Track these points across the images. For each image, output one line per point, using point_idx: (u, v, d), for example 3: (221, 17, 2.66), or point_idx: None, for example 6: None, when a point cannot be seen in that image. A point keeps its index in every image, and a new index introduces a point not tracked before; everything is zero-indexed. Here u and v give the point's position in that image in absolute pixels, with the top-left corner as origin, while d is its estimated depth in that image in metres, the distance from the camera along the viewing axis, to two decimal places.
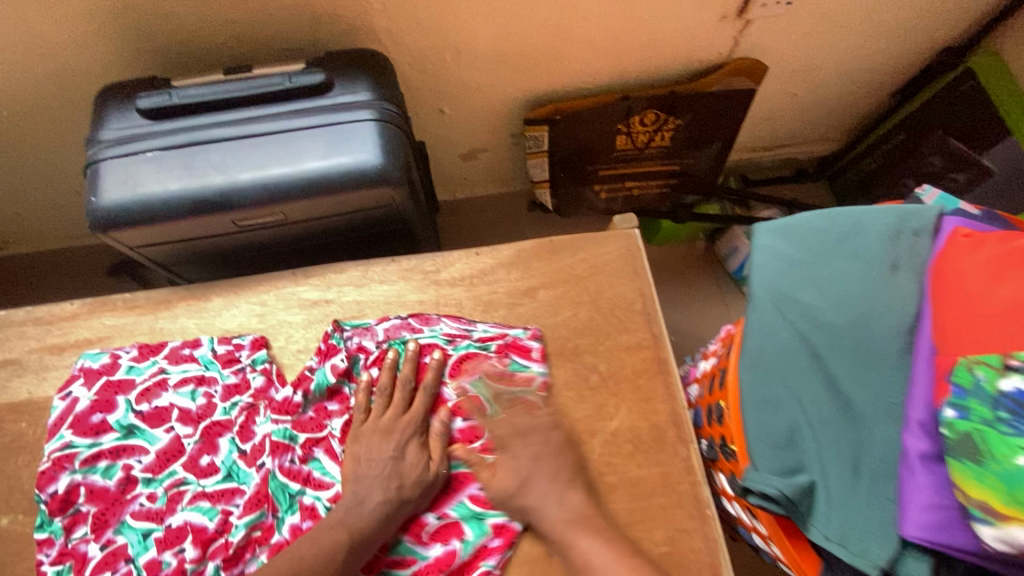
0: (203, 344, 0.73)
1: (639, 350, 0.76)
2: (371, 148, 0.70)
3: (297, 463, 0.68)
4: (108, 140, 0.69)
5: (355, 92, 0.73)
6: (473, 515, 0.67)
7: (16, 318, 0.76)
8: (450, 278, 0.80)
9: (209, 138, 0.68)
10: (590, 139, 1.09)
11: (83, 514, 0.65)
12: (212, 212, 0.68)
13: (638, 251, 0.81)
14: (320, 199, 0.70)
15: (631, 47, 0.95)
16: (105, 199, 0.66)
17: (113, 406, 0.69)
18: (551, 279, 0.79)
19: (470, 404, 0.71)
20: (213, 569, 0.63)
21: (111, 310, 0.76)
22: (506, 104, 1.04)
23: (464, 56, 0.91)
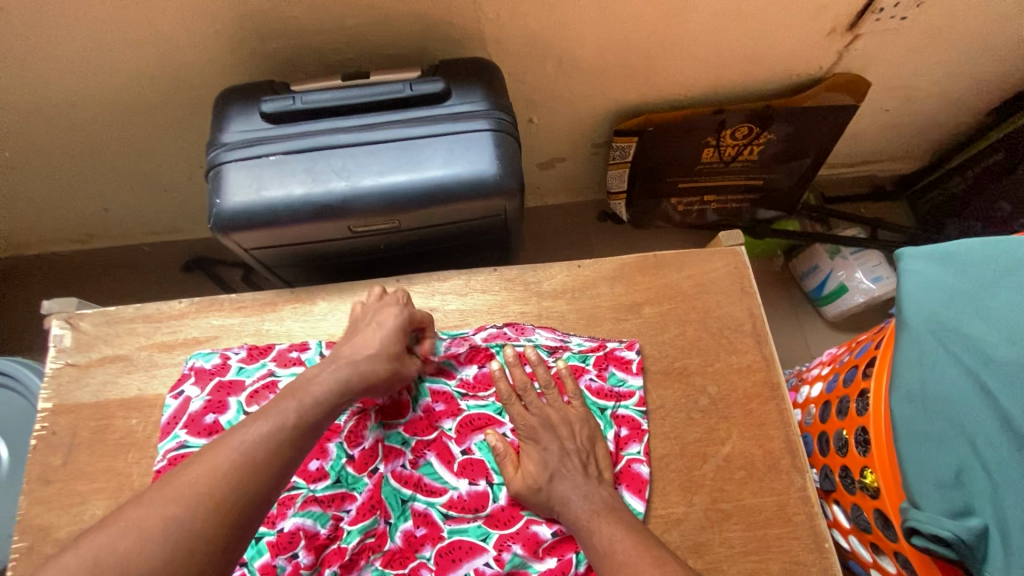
0: (311, 347, 0.73)
1: (750, 373, 0.74)
2: (488, 158, 0.70)
3: (408, 468, 0.69)
4: (232, 142, 0.69)
5: (471, 101, 0.73)
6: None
7: (126, 315, 0.76)
8: (552, 290, 0.78)
9: (332, 144, 0.69)
10: (676, 152, 1.07)
11: None
12: (332, 217, 0.68)
13: (745, 270, 0.79)
14: (436, 208, 0.70)
15: (732, 59, 0.93)
16: (230, 201, 0.67)
17: (225, 408, 0.69)
18: (656, 295, 0.77)
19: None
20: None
21: (218, 310, 0.77)
22: (596, 114, 1.02)
23: (564, 66, 0.90)
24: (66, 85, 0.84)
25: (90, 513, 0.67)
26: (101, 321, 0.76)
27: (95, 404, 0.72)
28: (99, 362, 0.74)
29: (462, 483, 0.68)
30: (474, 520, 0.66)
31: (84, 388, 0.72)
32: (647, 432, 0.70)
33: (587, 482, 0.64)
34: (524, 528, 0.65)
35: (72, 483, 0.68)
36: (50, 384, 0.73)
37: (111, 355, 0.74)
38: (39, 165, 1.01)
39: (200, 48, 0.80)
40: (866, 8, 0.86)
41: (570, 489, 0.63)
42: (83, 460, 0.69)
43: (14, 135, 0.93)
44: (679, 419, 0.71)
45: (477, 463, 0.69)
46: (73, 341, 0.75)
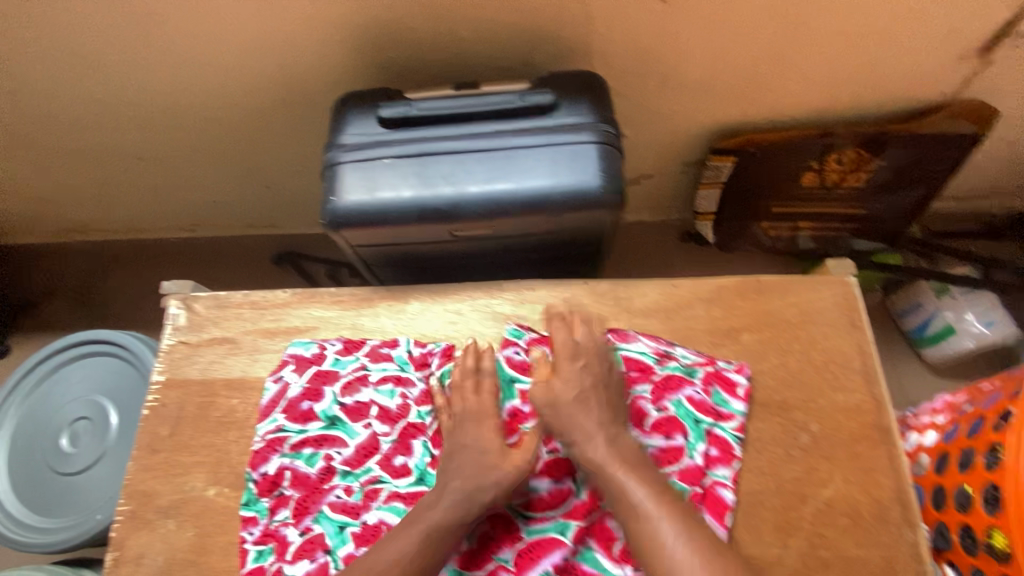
0: (400, 345, 0.75)
1: (859, 413, 0.69)
2: (594, 170, 0.70)
3: None
4: (349, 144, 0.73)
5: (579, 114, 0.73)
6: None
7: (235, 300, 0.80)
8: (644, 308, 0.76)
9: (442, 150, 0.71)
10: (773, 175, 1.03)
11: (286, 497, 0.68)
12: (437, 220, 0.70)
13: (855, 302, 0.75)
14: (538, 217, 0.71)
15: (845, 80, 0.89)
16: (344, 199, 0.70)
17: (321, 396, 0.72)
18: (756, 322, 0.74)
19: (673, 425, 0.68)
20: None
21: (318, 302, 0.80)
22: (693, 132, 1.00)
23: (667, 82, 0.89)
24: (198, 85, 0.91)
25: (189, 484, 0.71)
26: (212, 304, 0.81)
27: (202, 381, 0.76)
28: (208, 342, 0.78)
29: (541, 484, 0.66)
30: (552, 517, 0.65)
31: (194, 365, 0.77)
32: (738, 459, 0.67)
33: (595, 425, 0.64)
34: (601, 526, 0.64)
35: (176, 454, 0.73)
36: (165, 358, 0.78)
37: (220, 336, 0.78)
38: (163, 157, 1.09)
39: (322, 56, 0.84)
40: (1004, 32, 0.81)
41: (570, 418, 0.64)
42: (187, 434, 0.73)
43: (147, 129, 1.02)
44: (777, 455, 0.67)
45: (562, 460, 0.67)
46: (186, 321, 0.80)
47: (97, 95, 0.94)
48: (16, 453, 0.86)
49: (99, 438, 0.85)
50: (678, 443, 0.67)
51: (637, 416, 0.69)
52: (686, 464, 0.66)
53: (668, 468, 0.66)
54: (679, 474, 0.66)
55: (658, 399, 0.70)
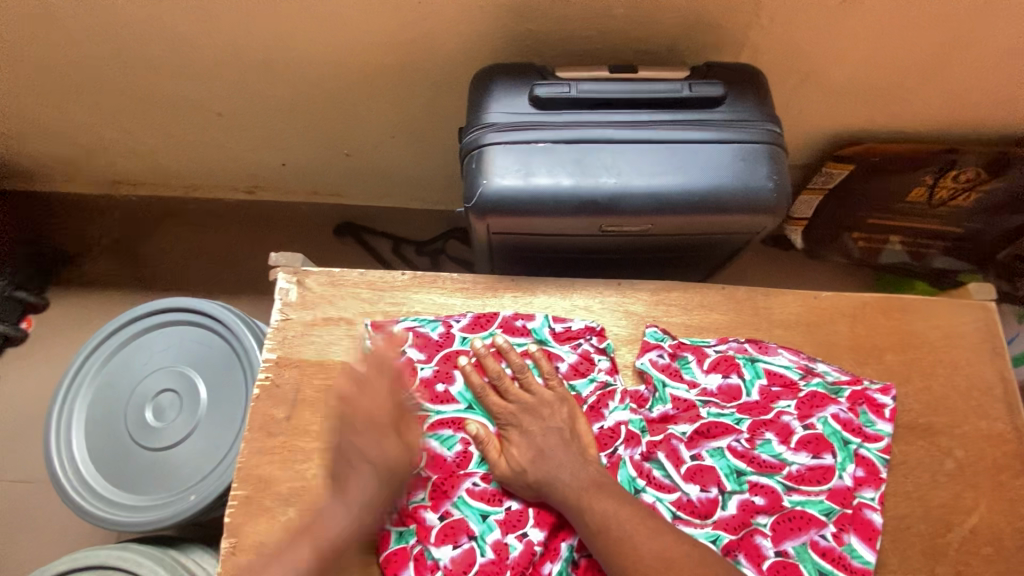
0: (538, 318, 0.73)
1: (1000, 441, 0.68)
2: (762, 174, 0.66)
3: (644, 460, 0.67)
4: (498, 123, 0.67)
5: (746, 111, 0.68)
6: (815, 567, 0.62)
7: (350, 278, 0.75)
8: (784, 319, 0.74)
9: (603, 138, 0.66)
10: (881, 188, 1.00)
11: (424, 479, 0.65)
12: (594, 214, 0.66)
13: (996, 329, 0.73)
14: (697, 217, 0.67)
15: (987, 97, 0.86)
16: (497, 183, 0.65)
17: (453, 378, 0.71)
18: (899, 342, 0.72)
19: (821, 443, 0.66)
20: (567, 549, 0.63)
21: (440, 287, 0.75)
22: (812, 137, 0.97)
23: (806, 84, 0.85)
24: (304, 41, 0.83)
25: (313, 472, 0.67)
26: (324, 281, 0.75)
27: (319, 363, 0.71)
28: (322, 322, 0.74)
29: (691, 489, 0.65)
30: (703, 526, 0.63)
31: (309, 346, 0.72)
32: (885, 481, 0.66)
33: (575, 456, 0.63)
34: (750, 541, 0.63)
35: (294, 439, 0.69)
36: (275, 336, 0.73)
37: (336, 316, 0.74)
38: (241, 114, 1.02)
39: (453, 23, 0.77)
40: None
41: (559, 466, 0.62)
42: (307, 418, 0.69)
43: (233, 81, 0.94)
44: (923, 479, 0.66)
45: (707, 470, 0.66)
46: (297, 297, 0.75)
47: (189, 40, 0.86)
48: (98, 423, 0.82)
49: (186, 414, 0.81)
50: (827, 463, 0.66)
51: (782, 434, 0.67)
52: (834, 485, 0.65)
53: (815, 488, 0.65)
54: (827, 494, 0.65)
55: (804, 415, 0.68)
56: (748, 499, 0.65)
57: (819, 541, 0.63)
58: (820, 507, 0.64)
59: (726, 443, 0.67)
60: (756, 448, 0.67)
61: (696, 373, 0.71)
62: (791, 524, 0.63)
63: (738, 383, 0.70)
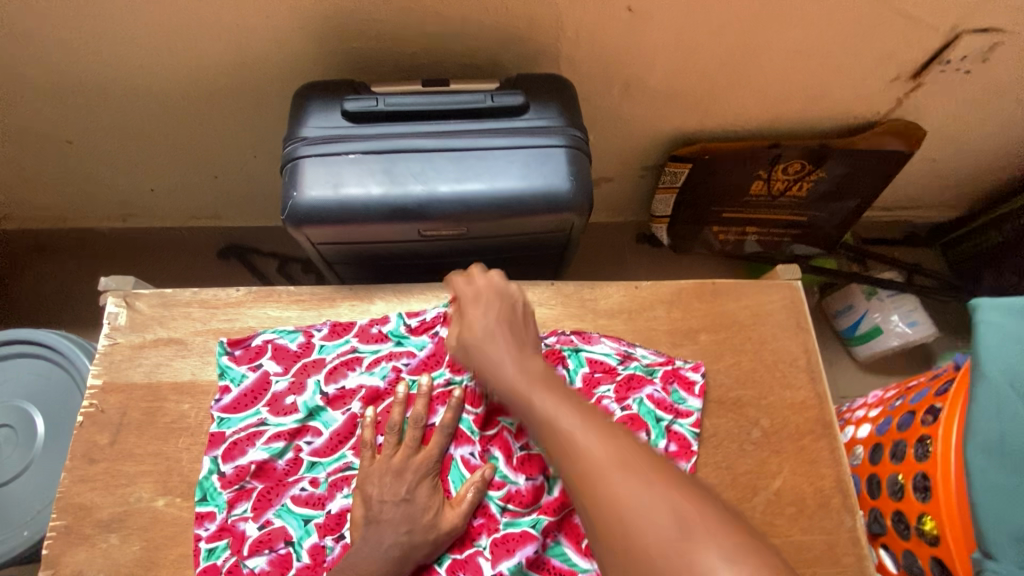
0: (392, 321, 0.74)
1: (803, 408, 0.74)
2: (563, 174, 0.70)
3: (476, 458, 0.68)
4: (311, 137, 0.70)
5: (548, 117, 0.73)
6: None
7: (182, 297, 0.75)
8: (608, 309, 0.78)
9: (410, 148, 0.69)
10: (723, 183, 1.08)
11: (248, 490, 0.65)
12: (406, 219, 0.68)
13: (802, 305, 0.79)
14: (506, 218, 0.70)
15: (793, 96, 0.94)
16: (307, 194, 0.67)
17: (303, 388, 0.70)
18: (712, 323, 0.78)
19: (636, 422, 0.70)
20: None
21: (274, 301, 0.76)
22: (653, 139, 1.03)
23: (630, 89, 0.91)
24: (136, 64, 0.84)
25: (136, 496, 0.66)
26: (157, 302, 0.75)
27: (147, 385, 0.71)
28: (153, 343, 0.73)
29: (520, 478, 0.67)
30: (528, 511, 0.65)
31: (137, 369, 0.72)
32: (694, 453, 0.70)
33: (513, 348, 0.63)
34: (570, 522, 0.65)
35: (117, 464, 0.68)
36: (101, 361, 0.72)
37: (165, 337, 0.73)
38: (94, 139, 1.01)
39: (278, 43, 0.80)
40: (933, 58, 0.86)
41: (498, 361, 0.62)
42: (132, 441, 0.69)
43: (76, 107, 0.93)
44: (731, 449, 0.71)
45: (535, 458, 0.68)
46: (128, 320, 0.74)
47: (16, 67, 0.85)
48: None
49: (22, 451, 0.78)
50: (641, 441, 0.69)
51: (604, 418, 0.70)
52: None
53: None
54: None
55: (621, 397, 0.72)
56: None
57: None
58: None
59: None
60: None
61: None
62: None
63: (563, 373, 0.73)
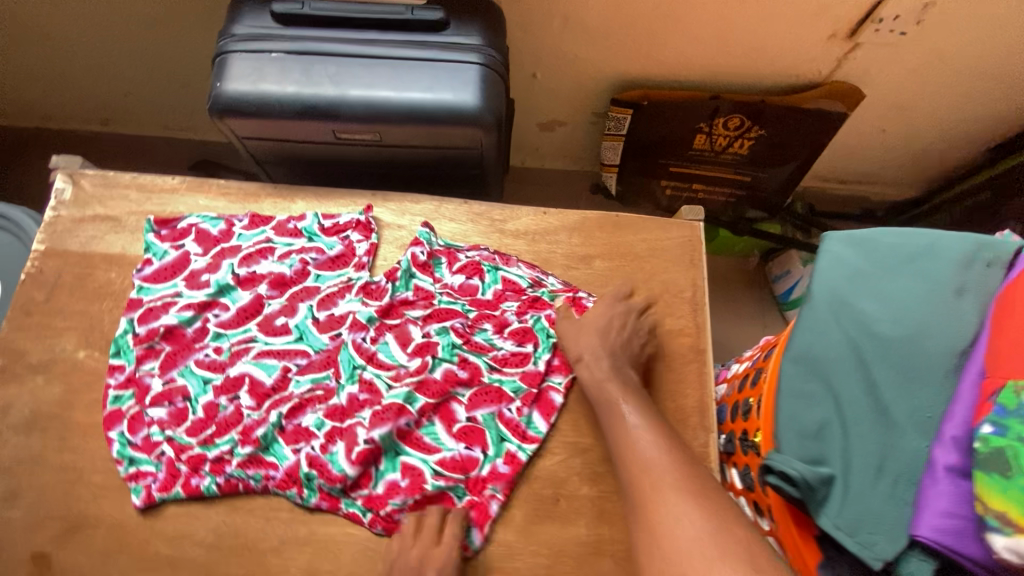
0: (308, 219, 0.81)
1: (680, 335, 0.78)
2: (472, 90, 0.74)
3: (368, 342, 0.74)
4: (240, 34, 0.74)
5: (467, 36, 0.76)
6: (497, 434, 0.71)
7: (123, 180, 0.82)
8: (514, 230, 0.83)
9: (328, 52, 0.73)
10: (666, 134, 1.11)
11: (158, 350, 0.73)
12: (319, 118, 0.73)
13: (699, 243, 0.83)
14: (414, 128, 0.75)
15: (731, 48, 0.96)
16: (229, 86, 0.72)
17: (218, 267, 0.77)
18: (609, 251, 0.82)
19: (527, 335, 0.76)
20: (275, 415, 0.69)
21: (205, 192, 0.83)
22: (599, 83, 1.06)
23: (570, 27, 0.94)
24: None
25: (62, 346, 0.74)
26: (99, 183, 0.82)
27: (82, 254, 0.78)
28: (91, 218, 0.80)
29: (410, 364, 0.73)
30: (405, 386, 0.71)
31: (74, 239, 0.79)
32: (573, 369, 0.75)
33: (603, 346, 0.71)
34: (446, 408, 0.71)
35: (48, 318, 0.76)
36: (45, 230, 0.80)
37: (104, 214, 0.80)
38: (68, 38, 1.06)
39: None
40: (867, 16, 0.88)
41: (597, 354, 0.70)
42: (63, 300, 0.76)
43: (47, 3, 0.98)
44: None
45: (430, 344, 0.74)
46: (72, 196, 0.81)
47: None
48: None
49: None
50: (527, 350, 0.75)
51: (501, 324, 0.77)
52: (528, 368, 0.74)
53: (513, 369, 0.74)
54: (521, 376, 0.74)
55: (522, 312, 0.78)
56: (454, 370, 0.73)
57: (505, 413, 0.72)
58: (511, 384, 0.73)
59: (451, 323, 0.76)
60: (473, 333, 0.76)
61: (445, 272, 0.80)
62: (485, 396, 0.72)
63: (477, 284, 0.80)
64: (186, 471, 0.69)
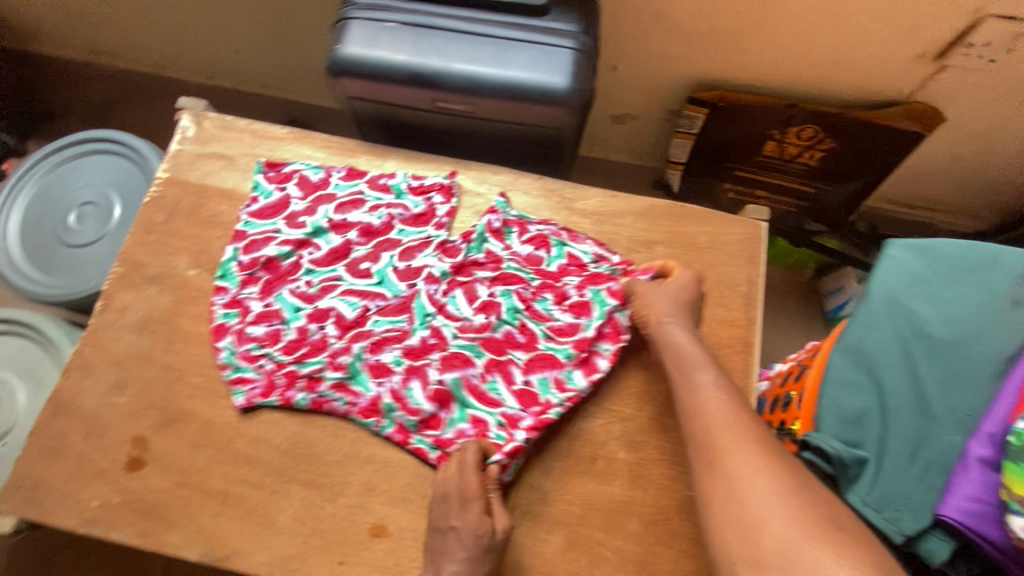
0: (398, 177, 0.88)
1: (730, 326, 0.82)
2: (564, 72, 0.80)
3: (439, 295, 0.82)
4: (361, 3, 0.82)
5: (564, 22, 0.82)
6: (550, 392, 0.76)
7: (239, 125, 0.92)
8: (583, 209, 0.89)
9: (438, 27, 0.80)
10: (737, 137, 1.13)
11: (259, 278, 0.83)
12: (422, 86, 0.81)
13: (759, 242, 0.86)
14: (506, 103, 0.81)
15: (814, 58, 0.98)
16: (347, 49, 0.80)
17: (314, 211, 0.85)
18: (670, 239, 0.86)
19: (584, 306, 0.81)
20: (358, 348, 0.79)
21: (309, 143, 0.91)
22: (677, 80, 1.09)
23: (658, 23, 0.98)
24: None
25: (174, 263, 0.85)
26: (218, 125, 0.92)
27: (199, 186, 0.88)
28: (209, 155, 0.90)
29: (475, 318, 0.81)
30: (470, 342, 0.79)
31: (194, 172, 0.89)
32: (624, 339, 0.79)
33: (678, 318, 0.75)
34: (506, 366, 0.78)
35: (165, 237, 0.86)
36: (169, 161, 0.90)
37: (220, 153, 0.90)
38: None
39: None
40: (958, 38, 0.88)
41: (674, 325, 0.74)
42: (179, 224, 0.87)
43: None
44: None
45: (494, 304, 0.81)
46: (194, 133, 0.91)
47: None
48: (32, 220, 1.01)
49: (101, 222, 0.99)
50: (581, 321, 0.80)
51: (565, 295, 0.82)
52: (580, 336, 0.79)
53: (567, 338, 0.79)
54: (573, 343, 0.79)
55: (582, 285, 0.82)
56: (513, 332, 0.81)
57: (559, 376, 0.77)
58: (565, 351, 0.79)
59: (515, 288, 0.83)
60: (535, 301, 0.82)
61: (514, 240, 0.86)
62: (542, 361, 0.78)
63: (543, 255, 0.85)
64: (283, 383, 0.78)
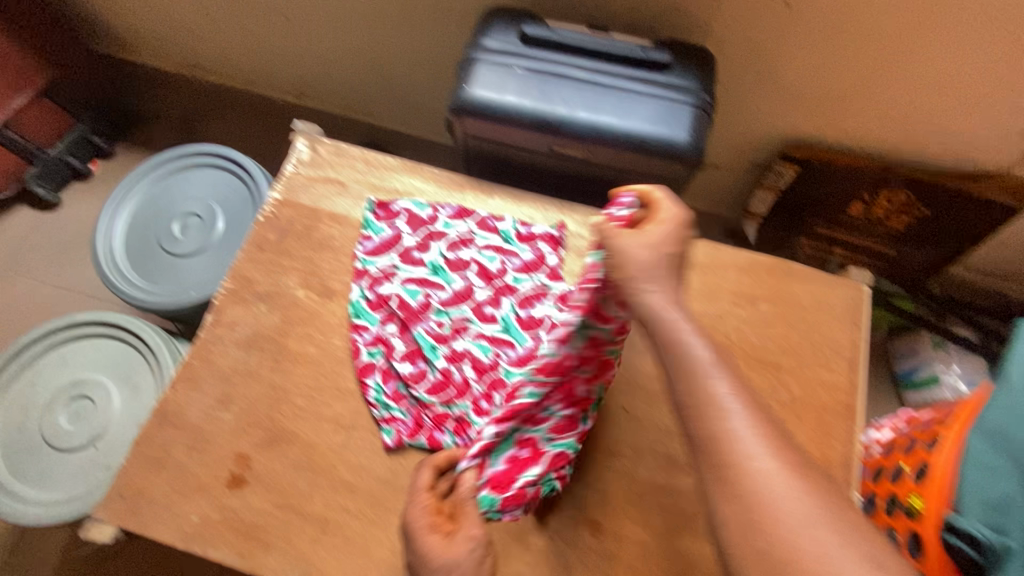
0: (507, 222, 0.90)
1: (835, 390, 0.82)
2: (685, 127, 0.82)
3: None
4: (489, 47, 0.85)
5: (686, 78, 0.84)
6: None
7: (352, 153, 0.95)
8: (686, 259, 0.89)
9: (565, 76, 0.83)
10: (823, 195, 1.14)
11: (393, 316, 0.84)
12: (545, 131, 0.83)
13: (864, 307, 0.86)
14: (625, 152, 0.83)
15: (915, 126, 0.99)
16: (474, 90, 0.83)
17: (428, 249, 0.88)
18: (774, 296, 0.87)
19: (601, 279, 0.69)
20: (499, 397, 0.78)
21: (420, 175, 0.94)
22: (770, 136, 1.11)
23: (763, 81, 1.00)
24: None
25: (285, 283, 0.86)
26: (332, 151, 0.95)
27: (311, 209, 0.91)
28: (323, 180, 0.93)
29: None
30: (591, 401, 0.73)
31: (307, 195, 0.92)
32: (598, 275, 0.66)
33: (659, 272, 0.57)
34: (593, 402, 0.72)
35: (277, 256, 0.88)
36: (284, 182, 0.93)
37: (333, 178, 0.93)
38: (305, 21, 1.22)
39: None
40: None
41: (649, 285, 0.56)
42: (291, 244, 0.89)
43: None
44: None
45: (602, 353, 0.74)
46: (309, 158, 0.94)
47: None
48: (137, 228, 1.04)
49: (205, 235, 1.02)
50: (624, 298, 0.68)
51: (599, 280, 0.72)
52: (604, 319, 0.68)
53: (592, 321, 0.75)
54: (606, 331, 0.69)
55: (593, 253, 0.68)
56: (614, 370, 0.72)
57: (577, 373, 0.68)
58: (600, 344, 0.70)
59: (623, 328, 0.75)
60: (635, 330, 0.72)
61: None
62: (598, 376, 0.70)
63: None
64: (430, 425, 0.78)
